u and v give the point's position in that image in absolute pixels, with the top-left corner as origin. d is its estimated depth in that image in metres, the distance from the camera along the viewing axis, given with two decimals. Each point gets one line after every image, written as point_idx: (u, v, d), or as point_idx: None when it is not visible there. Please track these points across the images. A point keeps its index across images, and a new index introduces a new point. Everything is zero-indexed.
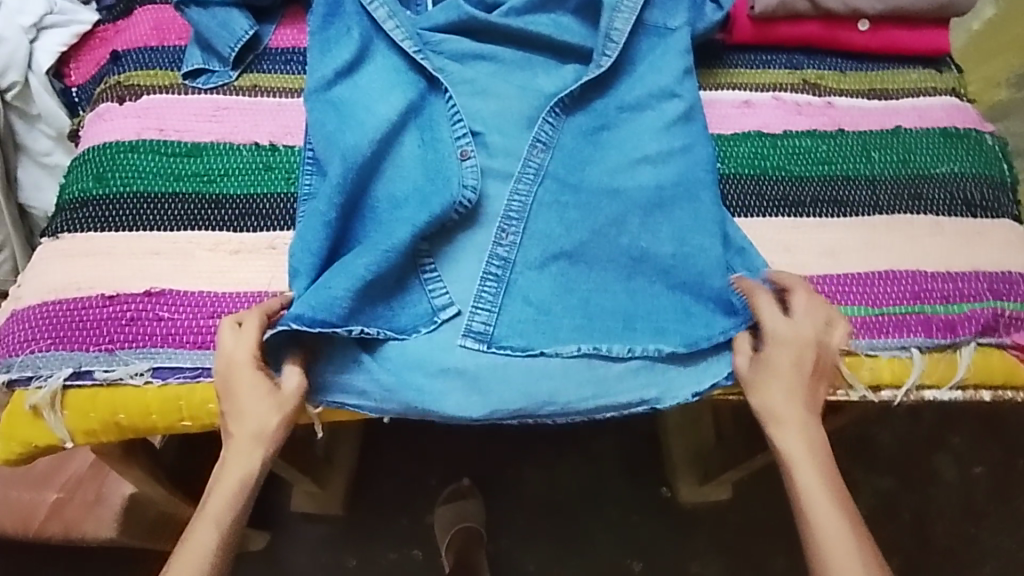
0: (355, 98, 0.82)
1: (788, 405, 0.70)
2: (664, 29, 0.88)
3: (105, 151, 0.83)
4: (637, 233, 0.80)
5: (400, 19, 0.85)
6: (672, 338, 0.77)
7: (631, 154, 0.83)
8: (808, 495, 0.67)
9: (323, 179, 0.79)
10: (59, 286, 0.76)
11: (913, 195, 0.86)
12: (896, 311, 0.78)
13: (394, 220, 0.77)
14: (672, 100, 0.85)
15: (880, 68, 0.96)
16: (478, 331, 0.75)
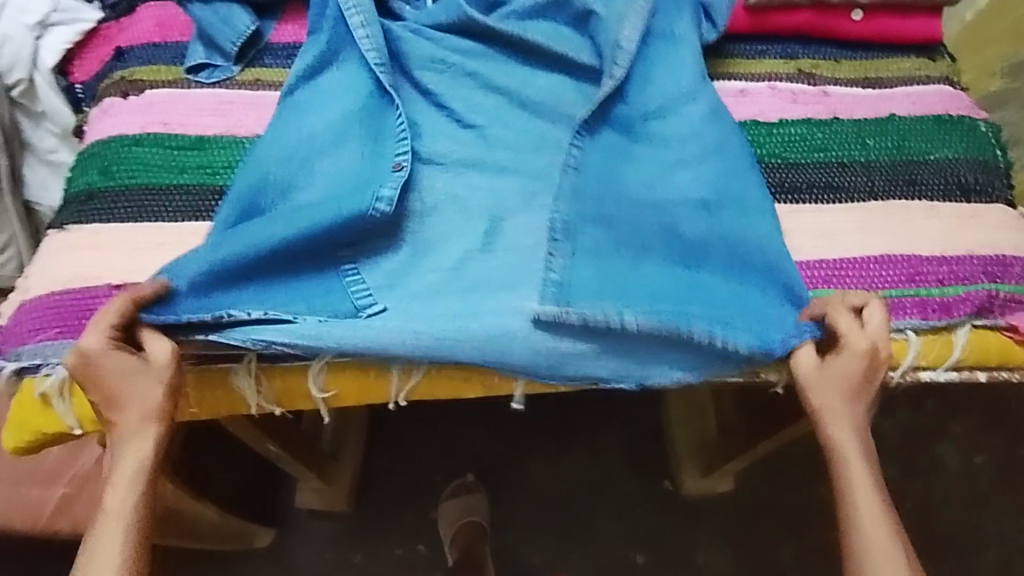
0: (312, 100, 0.85)
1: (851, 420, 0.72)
2: (672, 36, 0.89)
3: (111, 145, 0.85)
4: (676, 242, 0.80)
5: (373, 26, 0.85)
6: (743, 336, 0.75)
7: (650, 159, 0.85)
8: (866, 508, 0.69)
9: (243, 175, 0.81)
10: (66, 276, 0.77)
11: (908, 180, 0.87)
12: (892, 293, 0.79)
13: (273, 219, 0.77)
14: (693, 103, 0.87)
15: (874, 56, 0.97)
16: (538, 335, 0.75)
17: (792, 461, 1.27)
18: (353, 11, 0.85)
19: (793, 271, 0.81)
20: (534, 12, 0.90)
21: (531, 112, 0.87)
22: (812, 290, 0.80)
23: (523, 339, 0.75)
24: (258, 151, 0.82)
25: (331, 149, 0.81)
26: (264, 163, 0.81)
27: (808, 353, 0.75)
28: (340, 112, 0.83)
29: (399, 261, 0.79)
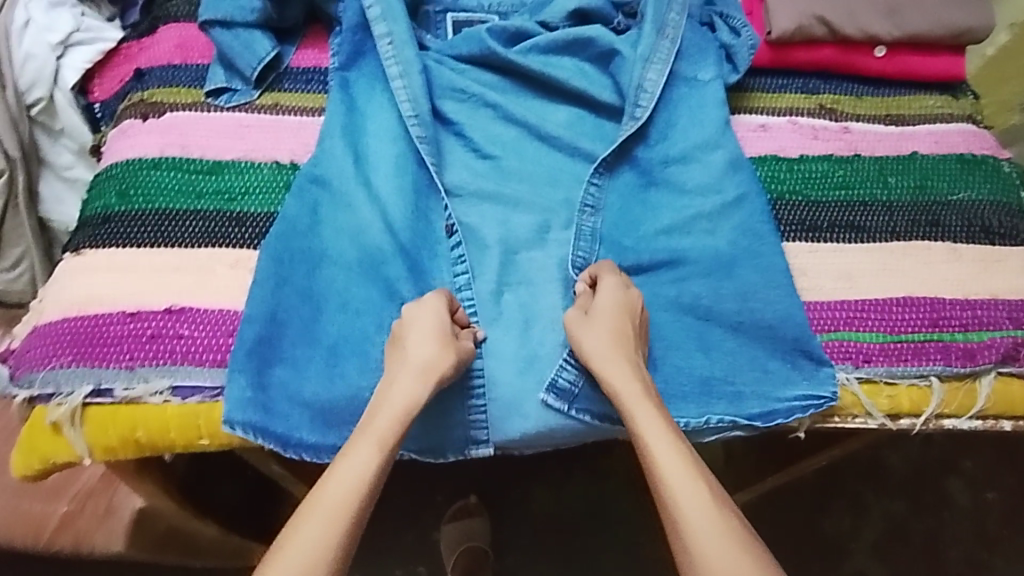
0: (334, 127, 0.85)
1: (614, 361, 0.70)
2: (694, 81, 0.90)
3: (129, 168, 0.84)
4: (691, 286, 0.80)
5: (411, 75, 0.86)
6: (748, 406, 0.76)
7: (668, 208, 0.84)
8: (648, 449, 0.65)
9: (293, 202, 0.80)
10: (80, 301, 0.76)
11: (931, 221, 0.86)
12: (914, 338, 0.78)
13: (320, 260, 0.78)
14: (716, 151, 0.86)
15: (896, 93, 0.97)
16: (561, 387, 0.75)
17: (801, 491, 1.25)
18: (392, 61, 0.87)
19: (811, 311, 0.80)
20: (556, 48, 0.90)
21: (549, 146, 0.87)
22: (832, 332, 0.79)
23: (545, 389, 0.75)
24: (307, 179, 0.81)
25: (363, 191, 0.81)
26: (312, 193, 0.81)
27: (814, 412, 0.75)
28: (378, 157, 0.83)
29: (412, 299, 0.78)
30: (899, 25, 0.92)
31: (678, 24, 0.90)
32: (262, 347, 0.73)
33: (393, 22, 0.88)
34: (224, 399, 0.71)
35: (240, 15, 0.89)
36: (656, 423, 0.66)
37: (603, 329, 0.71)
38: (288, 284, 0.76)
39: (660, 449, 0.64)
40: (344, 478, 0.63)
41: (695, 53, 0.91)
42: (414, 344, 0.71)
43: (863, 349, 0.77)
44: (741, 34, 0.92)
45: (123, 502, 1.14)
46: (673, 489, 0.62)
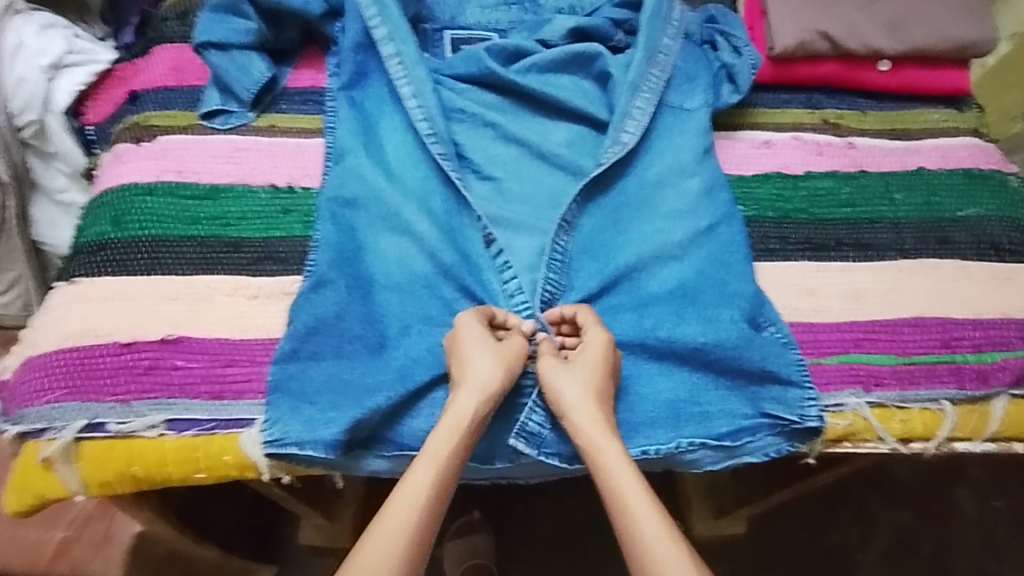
0: (355, 147, 0.84)
1: (587, 413, 0.68)
2: (680, 109, 0.88)
3: (123, 194, 0.83)
4: (656, 314, 0.76)
5: (424, 94, 0.85)
6: (716, 427, 0.72)
7: (636, 236, 0.80)
8: (621, 503, 0.64)
9: (328, 224, 0.79)
10: (74, 333, 0.74)
11: (939, 238, 0.85)
12: (925, 359, 0.76)
13: (359, 283, 0.76)
14: (691, 179, 0.83)
15: (900, 107, 0.95)
16: (529, 432, 0.72)
17: (806, 503, 1.23)
18: (403, 81, 0.86)
19: (796, 333, 0.78)
20: (555, 67, 0.89)
21: (550, 165, 0.86)
22: (841, 355, 0.76)
23: (513, 432, 0.72)
24: (339, 202, 0.80)
25: (409, 207, 0.79)
26: (348, 214, 0.80)
27: (811, 430, 0.73)
28: (403, 174, 0.82)
29: (414, 323, 0.75)
30: (903, 40, 0.91)
31: (672, 49, 0.90)
32: (277, 373, 0.72)
33: (401, 43, 0.87)
34: (264, 426, 0.69)
35: (235, 37, 0.89)
36: (626, 475, 0.65)
37: (582, 383, 0.69)
38: (298, 312, 0.74)
39: (633, 503, 0.63)
40: (410, 496, 0.62)
41: (685, 84, 0.89)
42: (474, 361, 0.69)
43: (875, 372, 0.75)
44: (743, 53, 0.91)
45: (121, 528, 1.13)
46: (647, 545, 0.61)
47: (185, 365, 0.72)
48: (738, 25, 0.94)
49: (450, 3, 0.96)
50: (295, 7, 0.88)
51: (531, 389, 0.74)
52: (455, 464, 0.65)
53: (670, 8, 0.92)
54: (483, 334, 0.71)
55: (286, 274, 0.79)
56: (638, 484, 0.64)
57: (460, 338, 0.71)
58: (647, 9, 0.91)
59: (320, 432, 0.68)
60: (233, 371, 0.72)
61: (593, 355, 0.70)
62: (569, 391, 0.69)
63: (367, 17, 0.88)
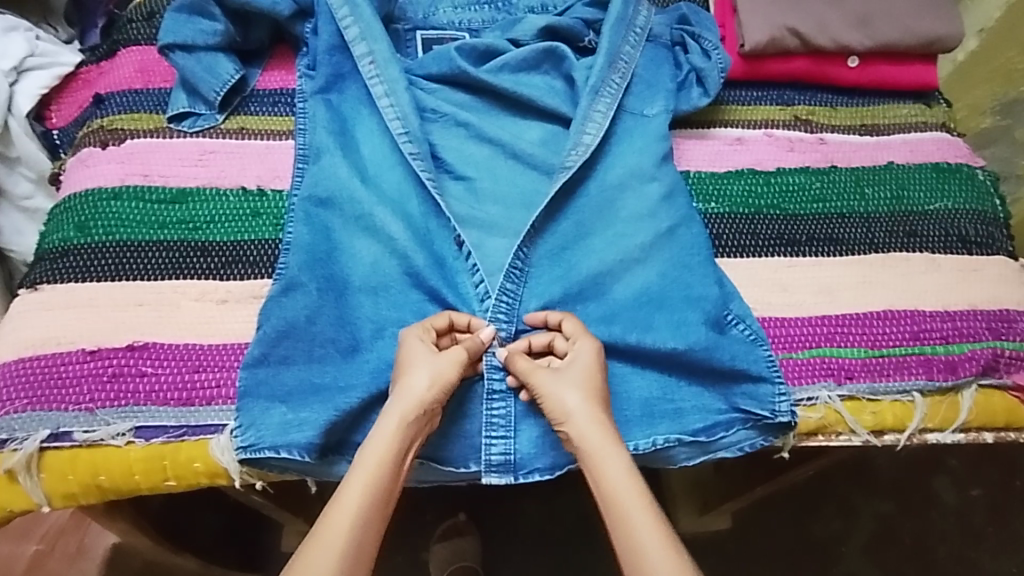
0: (331, 147, 0.82)
1: (589, 418, 0.67)
2: (640, 115, 0.88)
3: (87, 199, 0.81)
4: (634, 318, 0.76)
5: (397, 92, 0.85)
6: (690, 423, 0.73)
7: (613, 234, 0.80)
8: (619, 512, 0.62)
9: (303, 223, 0.77)
10: (37, 341, 0.73)
11: (908, 232, 0.86)
12: (896, 352, 0.77)
13: (335, 286, 0.75)
14: (652, 182, 0.83)
15: (870, 103, 0.96)
16: (498, 463, 0.72)
17: (790, 496, 1.24)
18: (375, 80, 0.85)
19: (768, 329, 0.78)
20: (526, 66, 0.89)
21: (523, 164, 0.85)
22: (813, 349, 0.77)
23: (483, 468, 0.72)
24: (318, 202, 0.79)
25: (384, 208, 0.79)
26: (329, 214, 0.79)
27: (783, 424, 0.73)
28: (378, 174, 0.82)
29: (389, 325, 0.74)
30: (871, 35, 0.92)
31: (634, 57, 0.90)
32: (248, 377, 0.70)
33: (374, 42, 0.86)
34: (236, 432, 0.68)
35: (202, 39, 0.87)
36: (628, 481, 0.64)
37: (580, 390, 0.68)
38: (268, 316, 0.73)
39: (632, 513, 0.62)
40: (348, 504, 0.60)
41: (644, 91, 0.90)
42: (410, 381, 0.67)
43: (846, 365, 0.76)
44: (711, 58, 0.91)
45: (95, 540, 1.11)
46: (643, 558, 0.60)
47: (153, 373, 0.71)
48: (710, 29, 0.94)
49: (421, 2, 0.96)
50: (263, 8, 0.87)
51: (486, 419, 0.73)
52: (386, 481, 0.62)
53: (634, 14, 0.92)
54: (424, 345, 0.69)
55: (255, 277, 0.78)
56: (638, 495, 0.63)
57: (404, 354, 0.69)
58: (610, 15, 0.90)
59: (292, 437, 0.67)
60: (201, 378, 0.71)
61: (585, 364, 0.70)
62: (565, 395, 0.68)
63: (338, 18, 0.87)
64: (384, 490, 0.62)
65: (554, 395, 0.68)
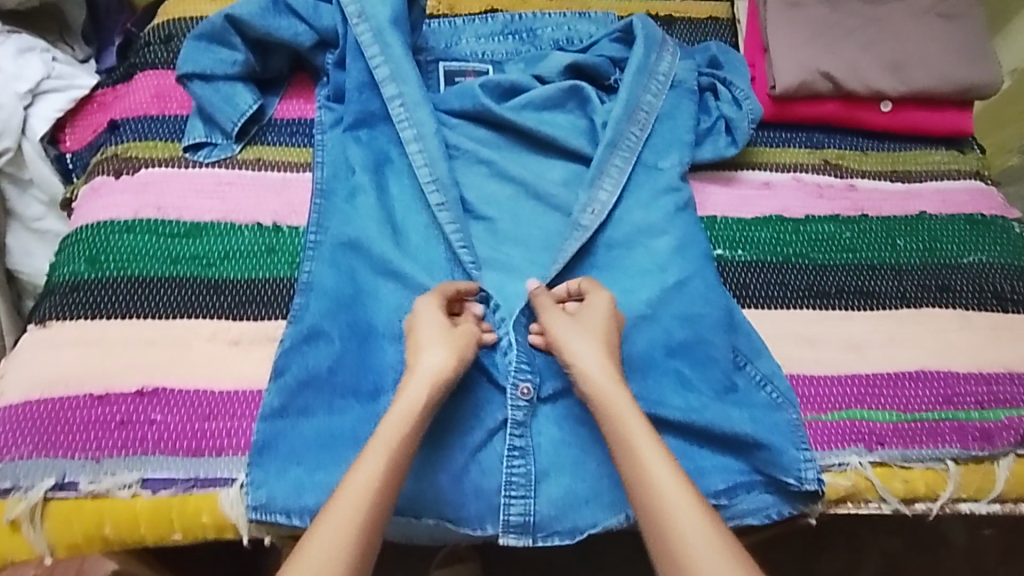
0: (360, 190, 0.80)
1: (598, 364, 0.67)
2: (654, 168, 0.85)
3: (99, 231, 0.79)
4: (659, 378, 0.73)
5: (426, 137, 0.82)
6: (712, 484, 0.70)
7: (640, 282, 0.79)
8: (633, 451, 0.63)
9: (325, 267, 0.76)
10: (44, 382, 0.71)
11: (941, 287, 0.83)
12: (928, 416, 0.74)
13: (358, 331, 0.73)
14: (674, 230, 0.81)
15: (901, 147, 0.94)
16: (518, 524, 0.69)
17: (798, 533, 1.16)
18: (406, 124, 0.83)
19: (798, 389, 0.75)
20: (550, 104, 0.87)
21: (546, 205, 0.83)
22: (843, 411, 0.74)
23: (501, 529, 0.69)
24: (345, 247, 0.77)
25: (409, 264, 0.77)
26: (355, 260, 0.77)
27: (812, 493, 0.70)
28: (409, 223, 0.80)
29: None
30: (905, 81, 0.89)
31: (654, 106, 0.87)
32: (265, 429, 0.68)
33: (404, 83, 0.84)
34: (247, 488, 0.66)
35: (221, 68, 0.86)
36: (637, 425, 0.64)
37: (590, 340, 0.69)
38: (289, 363, 0.70)
39: (645, 452, 0.62)
40: (369, 468, 0.59)
41: (661, 143, 0.86)
42: (427, 348, 0.67)
43: (877, 430, 0.73)
44: (742, 106, 0.88)
45: (92, 569, 1.08)
46: (659, 495, 0.60)
47: (163, 419, 0.69)
48: (740, 73, 0.91)
49: (443, 32, 0.95)
50: (284, 38, 0.86)
51: (505, 477, 0.70)
52: (403, 458, 0.61)
53: (656, 61, 0.89)
54: (434, 318, 0.70)
55: (269, 319, 0.76)
56: (650, 437, 0.63)
57: (416, 323, 0.70)
58: (630, 64, 0.88)
59: (308, 498, 0.65)
60: (212, 424, 0.69)
61: (600, 319, 0.71)
62: (580, 345, 0.69)
63: (367, 57, 0.85)
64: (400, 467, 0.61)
65: (568, 344, 0.69)
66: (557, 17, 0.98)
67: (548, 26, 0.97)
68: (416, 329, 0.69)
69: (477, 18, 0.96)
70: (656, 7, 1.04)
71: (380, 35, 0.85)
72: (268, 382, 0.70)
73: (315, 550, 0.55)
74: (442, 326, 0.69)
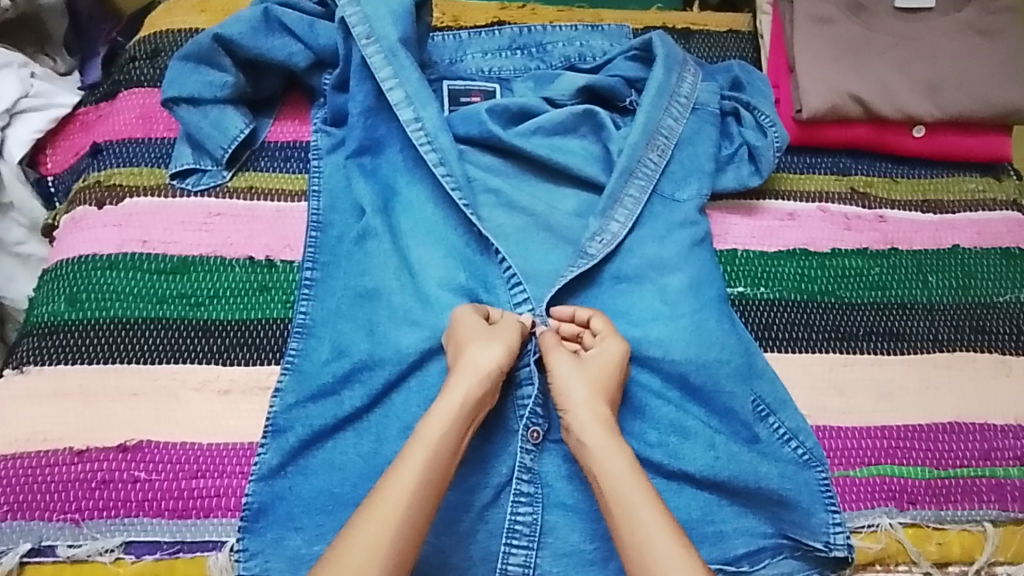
0: (368, 229, 0.75)
1: (588, 411, 0.64)
2: (672, 199, 0.80)
3: (81, 268, 0.74)
4: (677, 431, 0.69)
5: (451, 162, 0.77)
6: (733, 547, 0.66)
7: (650, 322, 0.73)
8: (622, 503, 0.59)
9: (326, 311, 0.72)
10: (22, 437, 0.66)
11: (976, 328, 0.78)
12: (963, 473, 0.70)
13: (361, 379, 0.68)
14: (693, 268, 0.76)
15: (933, 175, 0.88)
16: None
17: None
18: (427, 148, 0.78)
19: (824, 442, 0.71)
20: (562, 129, 0.82)
21: (557, 238, 0.78)
22: (871, 466, 0.70)
23: None
24: (351, 292, 0.72)
25: (412, 304, 0.71)
26: (358, 301, 0.72)
27: (838, 557, 0.65)
28: (426, 263, 0.74)
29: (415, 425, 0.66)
30: (941, 105, 0.84)
31: (675, 131, 0.82)
32: (262, 491, 0.64)
33: (422, 108, 0.79)
34: (239, 555, 0.61)
35: (209, 91, 0.81)
36: (626, 472, 0.61)
37: (588, 385, 0.66)
38: (291, 421, 0.66)
39: (635, 502, 0.59)
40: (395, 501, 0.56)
41: (680, 172, 0.81)
42: (474, 349, 0.66)
43: (908, 488, 0.69)
44: (767, 133, 0.84)
45: None
46: (648, 547, 0.56)
47: (149, 479, 0.64)
48: (763, 96, 0.86)
49: (448, 46, 0.90)
50: (278, 59, 0.81)
51: (508, 535, 0.64)
52: (443, 459, 0.60)
53: (677, 83, 0.84)
54: (479, 325, 0.68)
55: (262, 364, 0.71)
56: (642, 487, 0.60)
57: (459, 328, 0.68)
58: (651, 84, 0.83)
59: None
60: (201, 483, 0.64)
61: (606, 361, 0.68)
62: (580, 390, 0.66)
63: (379, 79, 0.79)
64: (441, 467, 0.59)
65: (569, 387, 0.66)
66: (569, 30, 0.92)
67: (560, 40, 0.91)
68: (460, 331, 0.67)
69: (484, 32, 0.91)
70: (674, 20, 0.98)
71: (393, 56, 0.79)
72: (264, 438, 0.66)
73: (351, 555, 0.54)
74: (488, 331, 0.68)
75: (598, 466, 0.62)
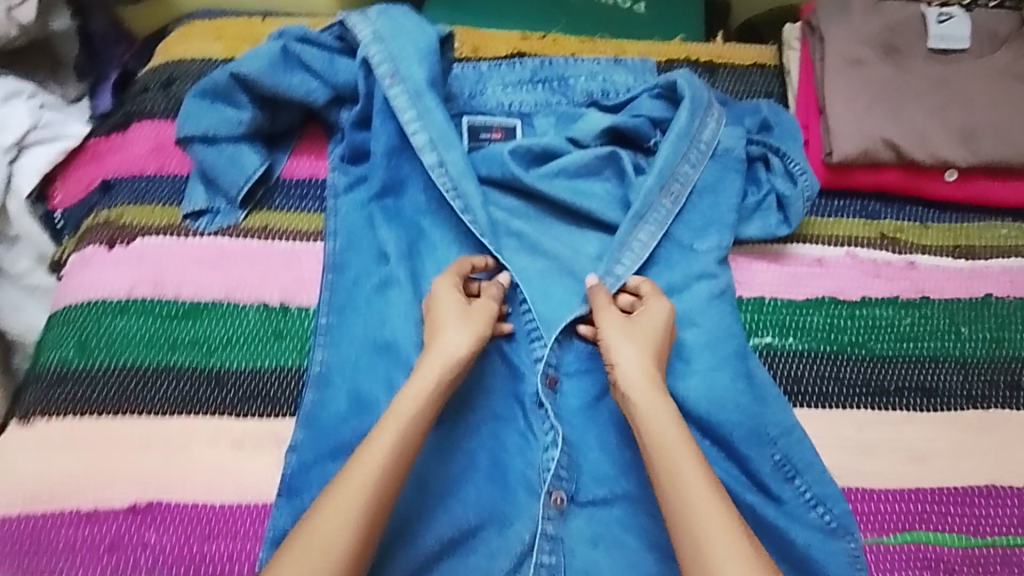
0: (388, 278, 0.73)
1: (637, 375, 0.63)
2: (689, 249, 0.78)
3: (90, 313, 0.72)
4: None
5: (473, 211, 0.75)
6: None
7: (673, 378, 0.71)
8: (673, 476, 0.57)
9: (343, 363, 0.70)
10: (29, 491, 0.64)
11: (1010, 384, 0.76)
12: (1001, 541, 0.67)
13: None
14: (720, 320, 0.74)
15: (964, 220, 0.86)
16: None
17: None
18: (451, 197, 0.75)
19: (856, 506, 0.68)
20: (585, 172, 0.80)
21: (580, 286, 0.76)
22: (906, 533, 0.67)
23: None
24: (370, 344, 0.70)
25: None
26: (376, 352, 0.70)
27: None
28: None
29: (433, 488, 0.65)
30: (975, 151, 0.82)
31: (691, 178, 0.80)
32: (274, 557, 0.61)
33: (446, 151, 0.76)
34: None
35: (224, 127, 0.79)
36: (679, 448, 0.58)
37: (636, 347, 0.64)
38: (307, 485, 0.64)
39: (686, 476, 0.56)
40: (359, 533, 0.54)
41: (698, 221, 0.79)
42: (444, 332, 0.65)
43: (945, 557, 0.66)
44: (797, 180, 0.81)
45: None
46: (704, 533, 0.54)
47: (160, 541, 0.62)
48: (793, 140, 0.84)
49: (468, 78, 0.87)
50: (296, 96, 0.79)
51: None
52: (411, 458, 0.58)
53: (698, 127, 0.81)
54: (453, 302, 0.67)
55: (276, 417, 0.69)
56: (691, 455, 0.58)
57: (434, 304, 0.67)
58: (671, 129, 0.81)
59: None
60: (212, 546, 0.62)
61: (653, 328, 0.66)
62: (628, 355, 0.64)
63: (402, 120, 0.77)
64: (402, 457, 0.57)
65: (617, 352, 0.64)
66: (592, 65, 0.89)
67: (582, 74, 0.89)
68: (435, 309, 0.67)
69: (505, 64, 0.88)
70: (699, 53, 0.96)
71: (417, 97, 0.77)
72: (278, 497, 0.64)
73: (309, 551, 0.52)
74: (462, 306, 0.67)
75: (652, 435, 0.59)
